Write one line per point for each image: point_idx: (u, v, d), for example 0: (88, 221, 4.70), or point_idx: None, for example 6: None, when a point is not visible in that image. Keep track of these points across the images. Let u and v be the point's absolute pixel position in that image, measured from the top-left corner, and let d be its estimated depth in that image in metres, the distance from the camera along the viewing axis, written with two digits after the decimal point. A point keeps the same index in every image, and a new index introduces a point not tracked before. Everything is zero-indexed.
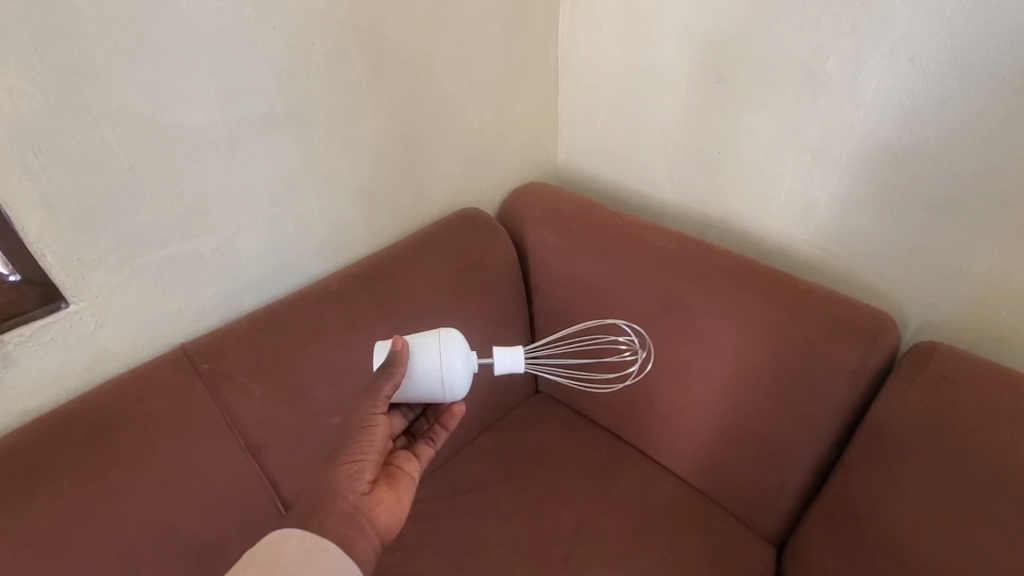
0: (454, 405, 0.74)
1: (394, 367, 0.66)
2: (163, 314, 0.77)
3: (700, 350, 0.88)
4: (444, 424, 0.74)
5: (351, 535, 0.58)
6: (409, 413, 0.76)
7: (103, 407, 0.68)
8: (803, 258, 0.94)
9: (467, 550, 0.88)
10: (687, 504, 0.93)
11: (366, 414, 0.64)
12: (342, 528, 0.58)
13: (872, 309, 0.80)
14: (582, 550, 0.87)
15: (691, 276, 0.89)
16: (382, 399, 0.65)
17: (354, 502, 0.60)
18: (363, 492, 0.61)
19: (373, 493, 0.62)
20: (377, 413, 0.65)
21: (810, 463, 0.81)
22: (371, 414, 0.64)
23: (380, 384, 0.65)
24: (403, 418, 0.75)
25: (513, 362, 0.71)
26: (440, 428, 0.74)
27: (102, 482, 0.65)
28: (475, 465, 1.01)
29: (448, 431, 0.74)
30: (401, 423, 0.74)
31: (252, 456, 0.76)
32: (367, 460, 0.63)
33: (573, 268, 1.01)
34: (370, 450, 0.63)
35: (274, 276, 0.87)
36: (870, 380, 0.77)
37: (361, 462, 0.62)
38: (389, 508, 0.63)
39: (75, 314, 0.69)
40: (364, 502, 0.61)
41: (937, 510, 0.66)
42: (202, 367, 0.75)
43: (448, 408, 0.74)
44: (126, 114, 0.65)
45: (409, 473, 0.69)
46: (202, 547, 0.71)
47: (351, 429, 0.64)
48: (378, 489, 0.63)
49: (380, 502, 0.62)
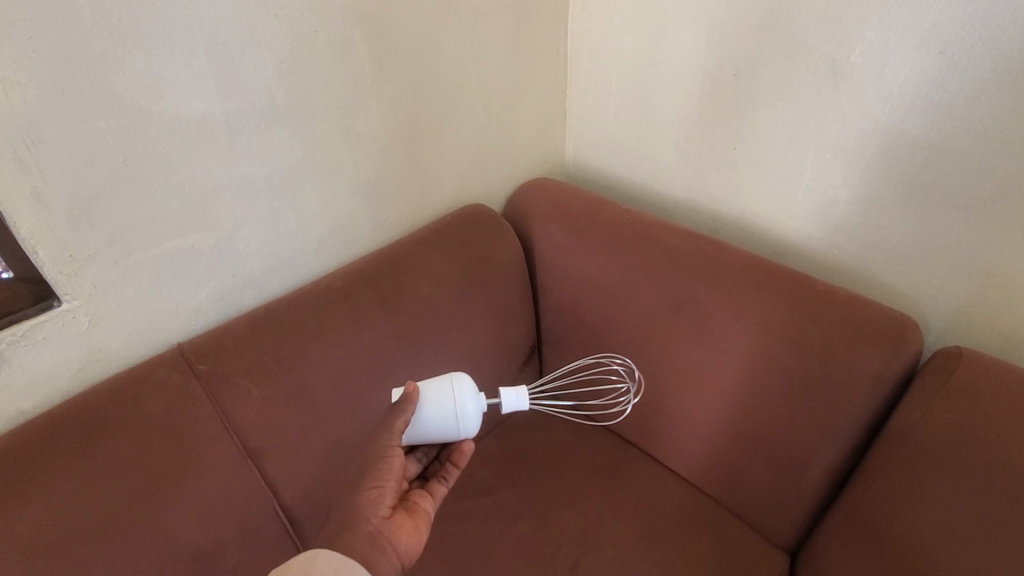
0: (464, 442, 0.71)
1: (407, 404, 0.67)
2: (160, 313, 0.74)
3: (713, 352, 0.85)
4: (456, 462, 0.71)
5: (375, 556, 0.58)
6: (425, 457, 0.76)
7: (97, 409, 0.66)
8: (820, 258, 0.92)
9: (471, 557, 0.85)
10: (698, 511, 0.90)
11: (381, 447, 0.65)
12: (366, 547, 0.59)
13: (893, 312, 0.77)
14: (589, 557, 0.84)
15: (705, 276, 0.86)
16: (396, 433, 0.66)
17: (377, 526, 0.61)
18: (385, 516, 0.62)
19: (393, 518, 0.63)
20: (392, 446, 0.66)
21: (828, 470, 0.78)
22: (385, 446, 0.65)
23: (394, 418, 0.67)
24: (417, 462, 0.75)
25: (520, 400, 0.74)
26: (452, 467, 0.72)
27: (96, 486, 0.63)
28: (480, 468, 0.99)
29: (459, 469, 0.72)
30: (415, 467, 0.75)
31: (251, 460, 0.74)
32: (387, 486, 0.64)
33: (582, 267, 0.98)
34: (389, 477, 0.64)
35: (275, 273, 0.85)
36: (891, 388, 0.74)
37: (382, 488, 0.63)
38: (409, 533, 0.63)
39: (69, 312, 0.66)
40: (386, 525, 0.62)
41: (965, 525, 0.63)
42: (200, 368, 0.72)
43: (459, 446, 0.71)
44: (122, 104, 0.62)
45: (425, 508, 0.67)
46: (199, 554, 0.69)
47: (369, 460, 0.65)
48: (397, 515, 0.64)
49: (399, 527, 0.62)
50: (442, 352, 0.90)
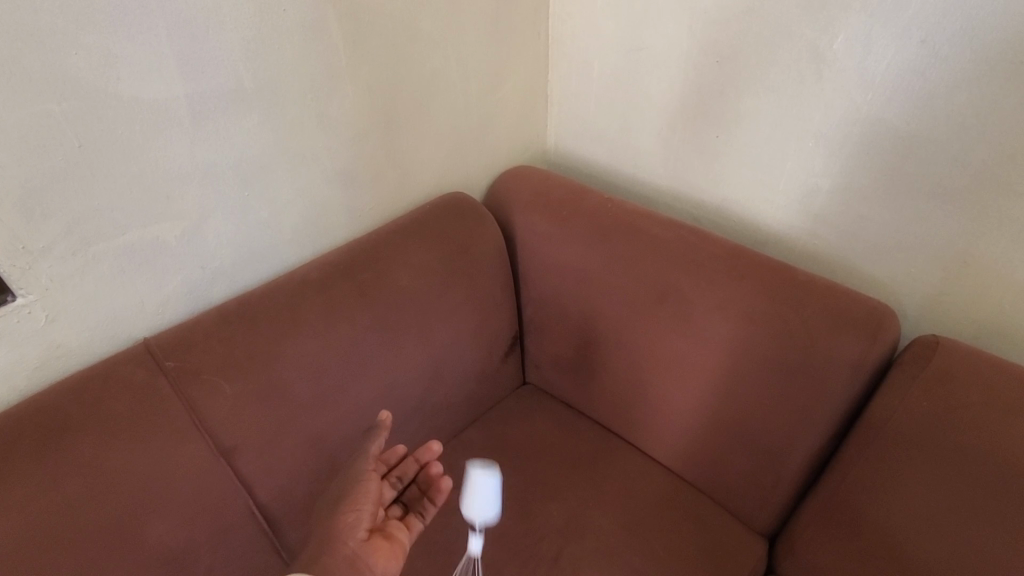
0: (443, 479, 0.73)
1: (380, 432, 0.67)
2: (123, 307, 0.71)
3: (695, 343, 0.85)
4: (432, 497, 0.73)
5: None
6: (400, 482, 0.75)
7: (58, 408, 0.63)
8: (801, 248, 0.92)
9: (453, 550, 0.84)
10: (679, 499, 0.91)
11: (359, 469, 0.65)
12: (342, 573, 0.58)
13: (871, 301, 0.77)
14: (573, 548, 0.84)
15: (688, 265, 0.85)
16: (372, 459, 0.66)
17: (354, 548, 0.61)
18: (361, 539, 0.62)
19: (369, 542, 0.63)
20: (370, 470, 0.65)
21: (807, 457, 0.79)
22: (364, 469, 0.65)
23: (369, 444, 0.67)
24: (393, 488, 0.74)
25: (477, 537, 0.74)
26: (429, 501, 0.73)
27: (57, 490, 0.60)
28: (462, 460, 0.97)
29: (436, 505, 0.73)
30: (392, 493, 0.73)
31: (223, 459, 0.71)
32: (365, 509, 0.63)
33: (563, 257, 0.96)
34: (367, 500, 0.63)
35: (247, 264, 0.81)
36: (869, 375, 0.74)
37: (359, 511, 0.63)
38: (384, 560, 0.63)
39: (24, 307, 0.63)
40: (362, 548, 0.62)
41: (939, 512, 0.66)
42: (168, 364, 0.69)
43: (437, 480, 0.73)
44: (76, 85, 0.58)
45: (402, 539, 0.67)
46: (171, 556, 0.66)
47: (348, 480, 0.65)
48: (373, 540, 0.64)
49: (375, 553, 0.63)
50: (421, 345, 0.88)
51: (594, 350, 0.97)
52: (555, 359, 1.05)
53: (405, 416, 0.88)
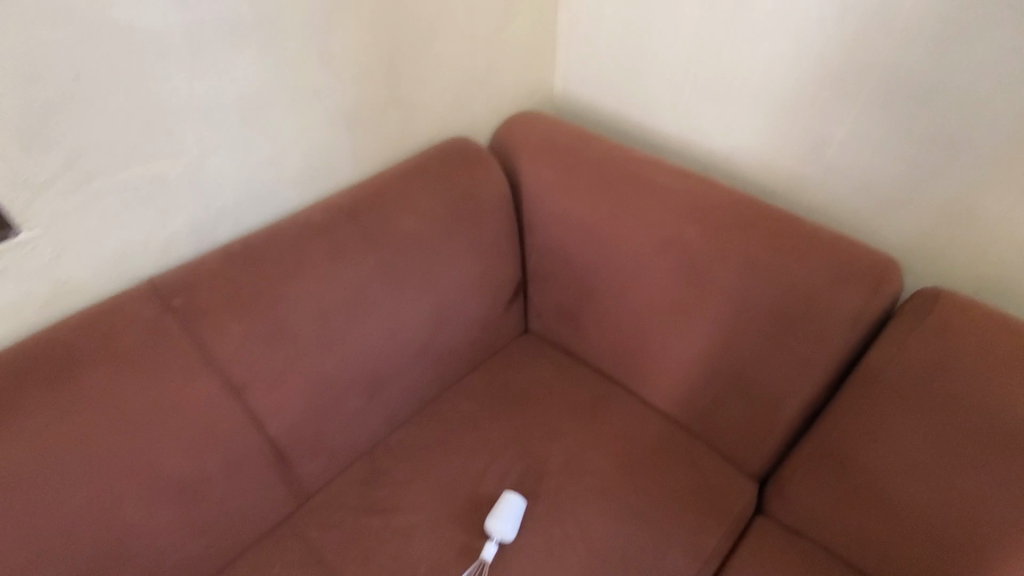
0: None
1: None
2: (127, 245, 0.70)
3: (698, 292, 0.85)
4: None
5: None
6: None
7: (68, 342, 0.64)
8: (809, 199, 0.90)
9: (455, 487, 0.88)
10: (676, 443, 0.94)
11: None
12: None
13: (875, 253, 0.77)
14: (571, 486, 0.88)
15: (696, 215, 0.85)
16: None
17: None
18: None
19: None
20: None
21: (802, 404, 0.81)
22: None
23: None
24: None
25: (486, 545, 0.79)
26: None
27: (72, 421, 0.62)
28: (464, 403, 0.99)
29: None
30: None
31: (234, 395, 0.72)
32: None
33: (568, 205, 0.95)
34: None
35: (249, 206, 0.80)
36: (869, 326, 0.75)
37: None
38: None
39: (29, 243, 0.63)
40: None
41: (928, 456, 0.69)
42: (175, 302, 0.70)
43: None
44: (68, 11, 0.56)
45: None
46: (185, 484, 0.70)
47: None
48: None
49: None
50: (427, 290, 0.88)
51: (597, 300, 0.97)
52: (557, 308, 1.05)
53: (409, 360, 0.90)
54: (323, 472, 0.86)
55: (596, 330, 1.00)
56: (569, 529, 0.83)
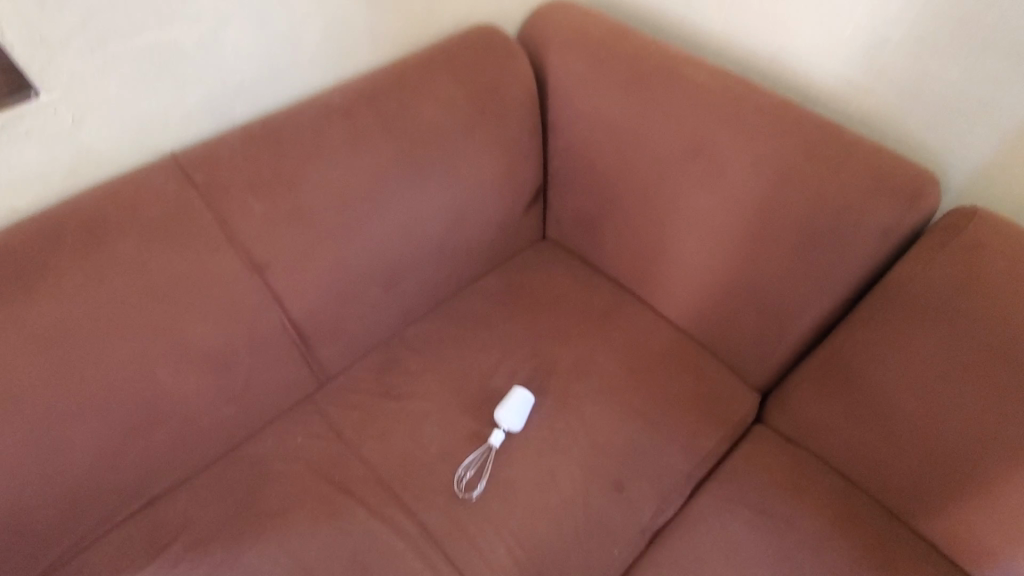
0: None
1: None
2: (147, 116, 0.70)
3: (724, 201, 0.82)
4: None
5: None
6: None
7: (95, 210, 0.65)
8: (852, 108, 0.85)
9: (467, 379, 0.91)
10: (684, 353, 0.96)
11: None
12: None
13: (915, 167, 0.74)
14: (578, 385, 0.91)
15: (730, 118, 0.81)
16: None
17: None
18: None
19: None
20: None
21: (816, 319, 0.81)
22: None
23: None
24: None
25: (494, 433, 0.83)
26: None
27: (103, 285, 0.64)
28: (478, 303, 1.01)
29: None
30: None
31: (256, 273, 0.74)
32: None
33: (596, 104, 0.91)
34: None
35: (268, 84, 0.78)
36: (898, 242, 0.74)
37: None
38: None
39: (49, 106, 0.62)
40: None
41: (934, 372, 0.69)
42: (197, 178, 0.70)
43: None
44: None
45: None
46: (213, 355, 0.74)
47: None
48: None
49: None
50: (446, 185, 0.87)
51: (617, 207, 0.96)
52: (576, 214, 1.04)
53: (427, 255, 0.90)
54: (342, 357, 0.90)
55: (614, 238, 0.99)
56: (574, 423, 0.87)
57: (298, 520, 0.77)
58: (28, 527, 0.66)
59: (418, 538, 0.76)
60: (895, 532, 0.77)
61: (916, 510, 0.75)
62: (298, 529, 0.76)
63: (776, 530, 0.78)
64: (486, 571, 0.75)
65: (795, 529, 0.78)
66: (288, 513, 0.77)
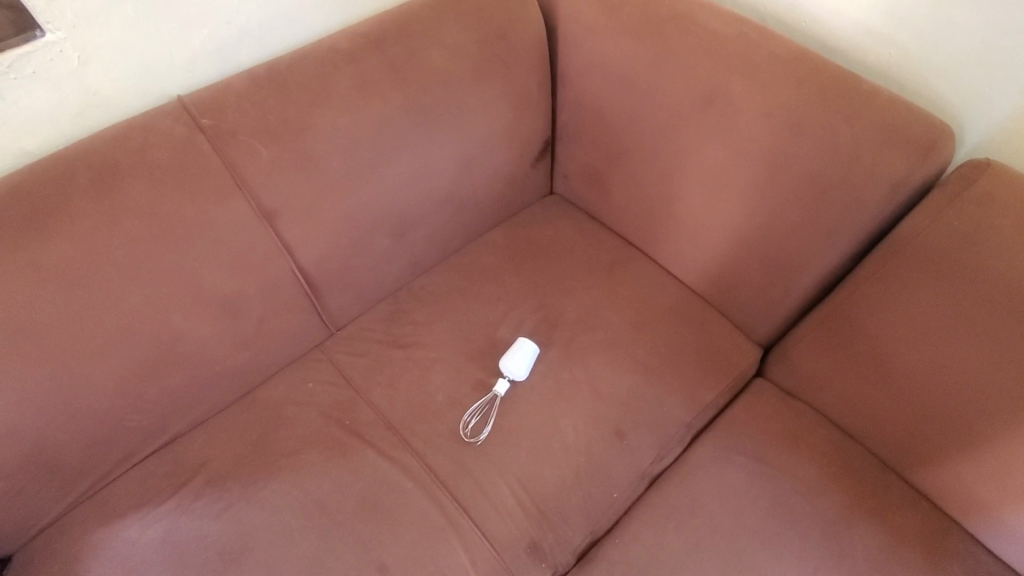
0: None
1: None
2: (153, 59, 0.69)
3: (734, 153, 0.82)
4: None
5: None
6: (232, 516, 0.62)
7: (105, 153, 0.65)
8: (871, 57, 0.83)
9: (474, 329, 0.93)
10: (689, 308, 0.97)
11: None
12: None
13: (931, 118, 0.72)
14: (583, 337, 0.92)
15: (743, 67, 0.79)
16: None
17: None
18: None
19: None
20: None
21: (822, 274, 0.81)
22: None
23: None
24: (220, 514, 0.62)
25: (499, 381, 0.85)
26: None
27: (115, 228, 0.65)
28: (485, 256, 1.01)
29: None
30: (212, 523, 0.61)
31: (266, 220, 0.75)
32: None
33: (606, 52, 0.88)
34: None
35: (273, 27, 0.77)
36: (908, 196, 0.73)
37: None
38: None
39: (55, 45, 0.62)
40: None
41: (935, 325, 0.70)
42: (204, 122, 0.70)
43: None
44: None
45: None
46: (226, 300, 0.75)
47: None
48: None
49: None
50: (453, 135, 0.86)
51: (626, 160, 0.95)
52: (584, 168, 1.03)
53: (434, 207, 0.91)
54: (351, 307, 0.91)
55: (622, 192, 0.99)
56: (578, 373, 0.89)
57: (310, 460, 0.80)
58: (54, 460, 0.70)
59: (425, 479, 0.80)
60: (887, 481, 0.79)
61: (910, 459, 0.77)
62: (310, 468, 0.79)
63: (772, 477, 0.80)
64: (491, 510, 0.78)
65: (790, 476, 0.80)
66: (300, 453, 0.80)
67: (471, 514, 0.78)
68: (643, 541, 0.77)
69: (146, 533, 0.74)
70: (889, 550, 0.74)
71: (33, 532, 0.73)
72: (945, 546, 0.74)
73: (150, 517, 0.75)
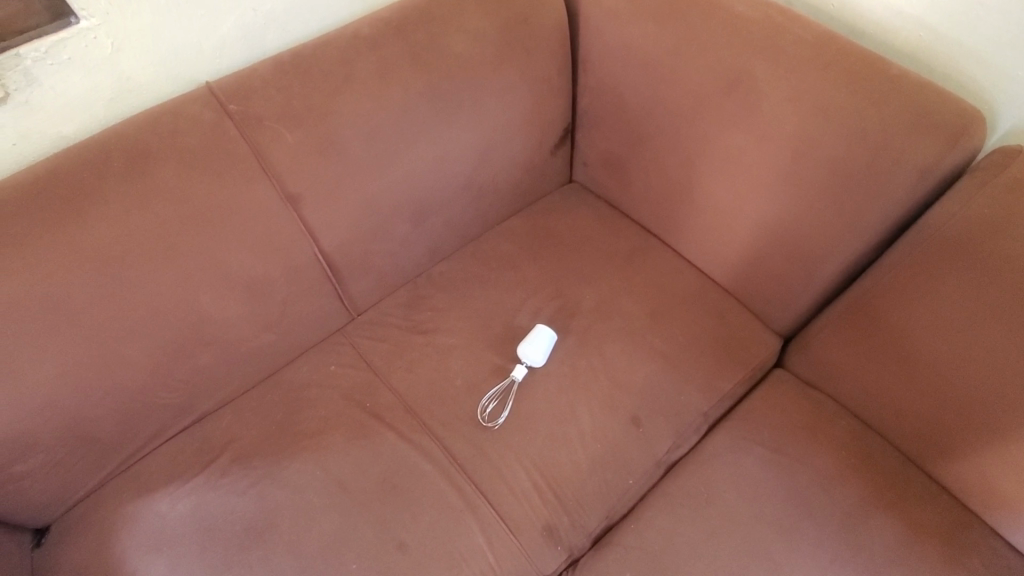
0: None
1: None
2: (183, 45, 0.71)
3: (757, 139, 0.81)
4: None
5: None
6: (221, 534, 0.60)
7: (137, 137, 0.67)
8: (900, 41, 0.81)
9: (492, 315, 0.94)
10: (708, 296, 0.96)
11: None
12: None
13: (962, 103, 0.71)
14: (600, 324, 0.93)
15: (768, 51, 0.78)
16: None
17: None
18: None
19: None
20: None
21: (845, 263, 0.80)
22: None
23: None
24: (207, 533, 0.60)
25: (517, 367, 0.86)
26: None
27: (147, 211, 0.67)
28: (504, 243, 1.02)
29: None
30: None
31: (291, 204, 0.76)
32: None
33: (628, 38, 0.88)
34: None
35: (298, 12, 0.78)
36: (935, 183, 0.72)
37: None
38: None
39: (89, 32, 0.64)
40: None
41: (961, 316, 0.69)
42: (232, 108, 0.71)
43: None
44: None
45: None
46: (251, 283, 0.77)
47: None
48: None
49: None
50: (474, 121, 0.86)
51: (646, 147, 0.94)
52: (604, 156, 1.03)
53: (454, 193, 0.91)
54: (372, 291, 0.93)
55: (642, 180, 0.99)
56: (596, 360, 0.89)
57: (332, 440, 0.82)
58: (90, 435, 0.72)
59: (444, 461, 0.81)
60: (908, 474, 0.78)
61: (933, 452, 0.76)
62: (332, 449, 0.81)
63: (790, 467, 0.80)
64: (508, 493, 0.79)
65: (808, 466, 0.80)
66: (322, 434, 0.82)
67: (488, 497, 0.79)
68: (658, 527, 0.77)
69: (176, 507, 0.76)
70: (909, 543, 0.73)
71: (71, 502, 0.77)
72: (967, 541, 0.73)
73: (180, 492, 0.77)
